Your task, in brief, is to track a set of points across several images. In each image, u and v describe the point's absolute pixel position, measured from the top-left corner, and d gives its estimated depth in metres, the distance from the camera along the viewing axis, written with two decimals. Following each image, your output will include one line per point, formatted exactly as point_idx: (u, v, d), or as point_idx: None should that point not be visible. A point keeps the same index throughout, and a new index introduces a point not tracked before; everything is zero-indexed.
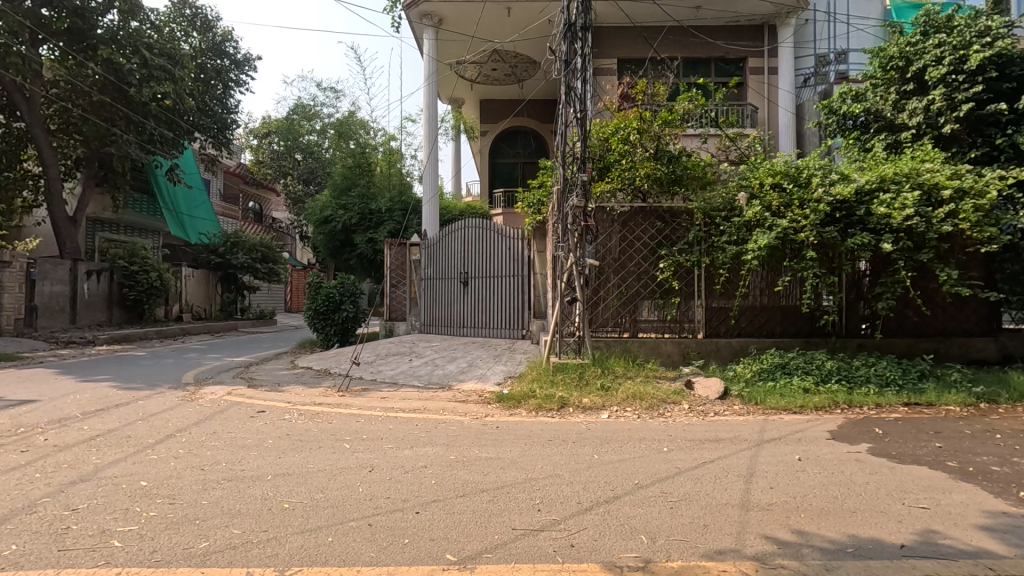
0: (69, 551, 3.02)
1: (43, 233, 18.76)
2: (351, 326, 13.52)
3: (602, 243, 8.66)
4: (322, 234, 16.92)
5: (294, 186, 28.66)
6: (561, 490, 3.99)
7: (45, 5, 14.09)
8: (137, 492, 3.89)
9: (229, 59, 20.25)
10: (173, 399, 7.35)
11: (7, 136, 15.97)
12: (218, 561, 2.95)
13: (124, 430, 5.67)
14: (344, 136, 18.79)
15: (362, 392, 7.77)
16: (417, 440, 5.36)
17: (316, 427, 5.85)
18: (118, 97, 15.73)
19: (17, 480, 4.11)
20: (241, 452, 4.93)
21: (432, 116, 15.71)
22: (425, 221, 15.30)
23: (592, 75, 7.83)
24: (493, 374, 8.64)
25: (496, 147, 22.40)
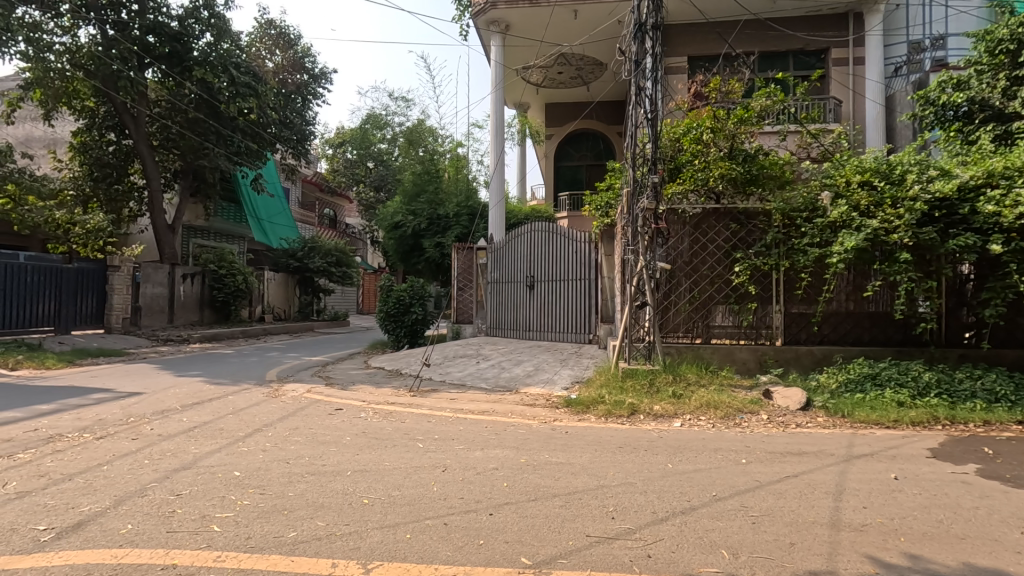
0: (175, 533, 3.28)
1: (146, 240, 20.53)
2: (420, 327, 13.90)
3: (672, 246, 8.42)
4: (393, 240, 17.48)
5: (366, 193, 29.91)
6: (635, 498, 3.90)
7: (150, 33, 15.41)
8: (231, 482, 4.17)
9: (307, 74, 21.30)
10: (258, 395, 7.83)
11: (117, 152, 17.68)
12: (306, 551, 3.11)
13: (217, 422, 6.10)
14: (414, 144, 19.40)
15: (431, 393, 7.94)
16: (487, 442, 5.43)
17: (390, 426, 6.05)
18: (209, 113, 17.02)
19: (129, 466, 4.50)
20: (322, 448, 5.18)
21: (498, 122, 15.92)
22: (491, 225, 15.52)
23: (662, 74, 7.63)
24: (560, 379, 8.60)
25: (561, 149, 22.39)
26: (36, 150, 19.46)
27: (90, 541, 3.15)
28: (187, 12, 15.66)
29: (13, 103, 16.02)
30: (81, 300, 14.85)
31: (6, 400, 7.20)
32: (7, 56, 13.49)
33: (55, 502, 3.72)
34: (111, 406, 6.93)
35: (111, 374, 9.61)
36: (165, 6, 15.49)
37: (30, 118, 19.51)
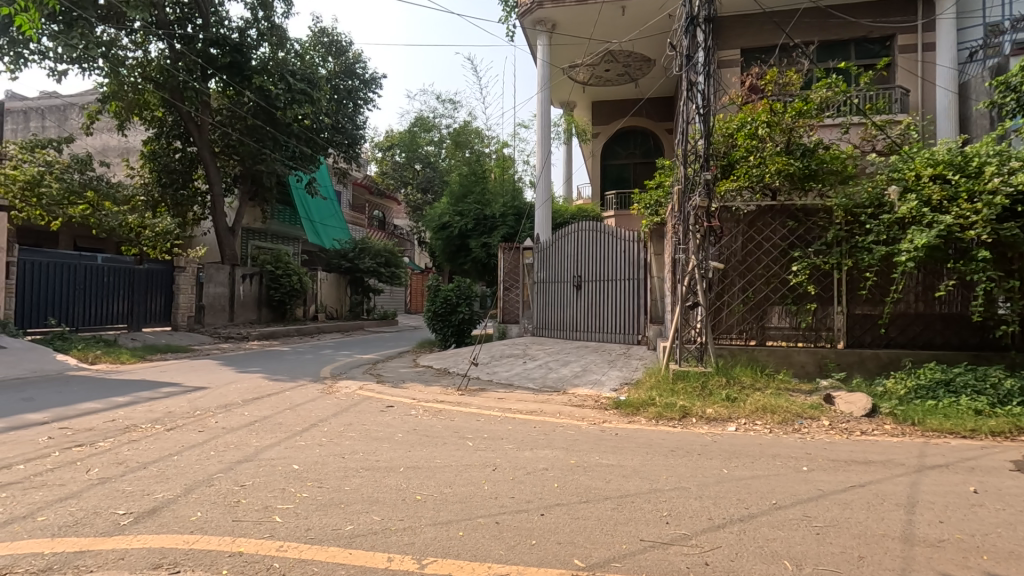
0: (241, 522, 3.43)
1: (209, 242, 21.60)
2: (466, 327, 14.04)
3: (725, 245, 8.17)
4: (440, 240, 17.69)
5: (413, 195, 30.49)
6: (689, 503, 3.81)
7: (213, 45, 16.19)
8: (291, 475, 4.33)
9: (358, 79, 21.87)
10: (314, 391, 8.10)
11: (183, 159, 18.71)
12: (362, 544, 3.18)
13: (276, 417, 6.35)
14: (461, 146, 19.63)
15: (480, 392, 8.01)
16: (536, 442, 5.42)
17: (440, 424, 6.14)
18: (266, 120, 17.74)
19: (197, 456, 4.75)
20: (375, 444, 5.30)
21: (545, 121, 15.89)
22: (538, 225, 15.52)
23: (715, 68, 7.43)
24: (608, 380, 8.49)
25: (608, 148, 22.16)
26: (111, 159, 20.86)
27: (163, 526, 3.33)
28: (247, 24, 16.41)
29: (92, 115, 17.25)
30: (151, 299, 15.75)
31: (87, 392, 7.73)
32: (90, 71, 14.55)
33: (132, 488, 3.96)
34: (179, 399, 7.32)
35: (178, 369, 10.16)
36: (226, 19, 16.29)
37: (107, 129, 20.94)
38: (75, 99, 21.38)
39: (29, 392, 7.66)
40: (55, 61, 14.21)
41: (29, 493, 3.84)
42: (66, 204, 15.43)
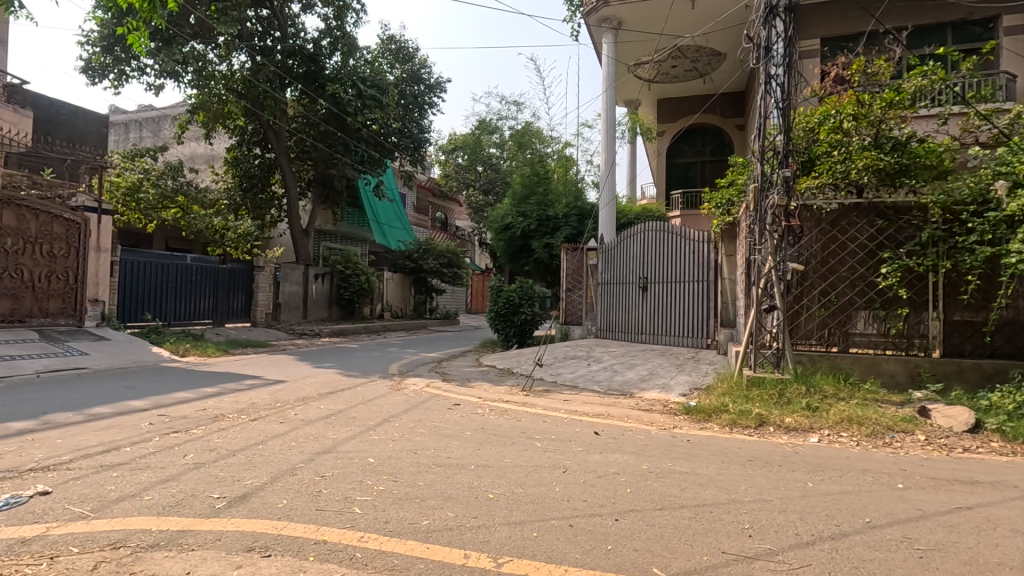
0: (323, 511, 3.57)
1: (285, 243, 22.82)
2: (529, 328, 14.04)
3: (804, 246, 7.73)
4: (502, 241, 17.76)
5: (475, 197, 30.95)
6: (773, 517, 3.62)
7: (290, 56, 17.09)
8: (367, 468, 4.47)
9: (424, 84, 22.41)
10: (383, 387, 8.35)
11: (262, 165, 19.76)
12: (439, 539, 3.23)
13: (350, 411, 6.60)
14: (523, 146, 19.36)
15: (545, 393, 8.00)
16: (606, 446, 5.33)
17: (507, 424, 6.17)
18: (338, 126, 18.50)
19: (280, 446, 5.00)
20: (445, 441, 5.38)
21: (609, 121, 15.68)
22: (601, 226, 15.34)
23: (796, 59, 7.05)
24: (677, 385, 8.24)
25: (674, 146, 21.67)
26: (199, 166, 22.44)
27: (253, 511, 3.52)
28: (321, 34, 17.20)
29: (183, 125, 18.56)
30: (233, 296, 16.80)
31: (180, 382, 8.32)
32: (181, 83, 15.71)
33: (224, 474, 4.22)
34: (261, 391, 7.74)
35: (258, 363, 10.76)
36: (302, 31, 17.16)
37: (195, 138, 22.56)
38: (168, 110, 23.17)
39: (131, 380, 8.35)
40: (153, 75, 15.47)
41: (136, 474, 4.16)
42: (161, 208, 16.81)
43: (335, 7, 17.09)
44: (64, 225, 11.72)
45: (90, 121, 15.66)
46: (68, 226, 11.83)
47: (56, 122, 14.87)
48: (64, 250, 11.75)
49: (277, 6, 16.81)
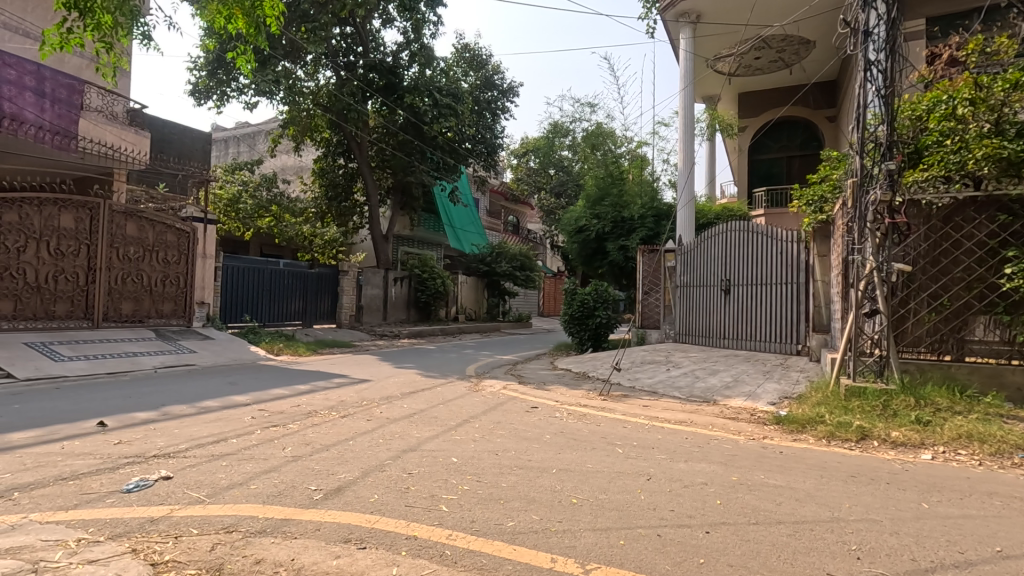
0: (412, 507, 3.68)
1: (366, 248, 23.93)
2: (604, 331, 13.85)
3: (911, 245, 7.12)
4: (575, 244, 17.59)
5: (547, 200, 30.94)
6: (885, 539, 3.33)
7: (372, 70, 17.85)
8: (451, 467, 4.57)
9: (497, 90, 22.76)
10: (462, 388, 8.51)
11: (346, 174, 20.77)
12: (525, 542, 3.24)
13: (431, 411, 6.79)
14: (595, 146, 19.15)
15: (623, 398, 7.84)
16: (691, 455, 5.15)
17: (587, 428, 6.10)
18: (415, 134, 19.21)
19: (369, 443, 5.22)
20: (525, 443, 5.40)
21: (688, 118, 15.19)
22: (680, 227, 14.89)
23: (902, 42, 6.49)
24: (765, 393, 7.81)
25: (757, 142, 20.79)
26: (289, 177, 23.99)
27: (348, 504, 3.70)
28: (400, 47, 17.92)
29: (276, 139, 19.87)
30: (321, 299, 17.82)
31: (275, 379, 8.91)
32: (274, 101, 16.89)
33: (320, 467, 4.46)
34: (348, 389, 8.14)
35: (344, 363, 11.32)
36: (382, 45, 17.95)
37: (286, 151, 24.18)
38: (262, 126, 24.94)
39: (233, 377, 9.04)
40: (250, 95, 16.73)
41: (242, 464, 4.49)
42: (257, 217, 18.16)
43: (413, 21, 17.71)
44: (176, 234, 12.87)
45: (196, 139, 17.14)
46: (179, 235, 12.98)
47: (168, 141, 16.40)
48: (176, 258, 12.90)
49: (360, 23, 17.69)
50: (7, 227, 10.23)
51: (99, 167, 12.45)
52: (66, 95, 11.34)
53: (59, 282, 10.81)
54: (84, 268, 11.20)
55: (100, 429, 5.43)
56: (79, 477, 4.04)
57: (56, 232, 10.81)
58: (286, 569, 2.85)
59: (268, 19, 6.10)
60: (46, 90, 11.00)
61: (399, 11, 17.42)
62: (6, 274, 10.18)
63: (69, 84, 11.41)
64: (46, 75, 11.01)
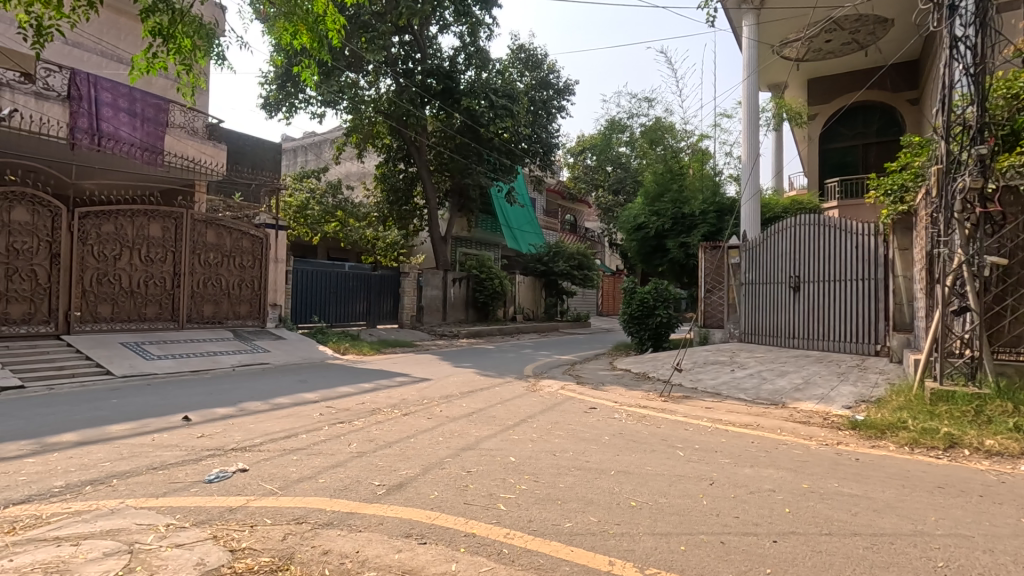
0: (471, 505, 3.74)
1: (425, 250, 24.54)
2: (664, 331, 13.54)
3: (1007, 236, 6.53)
4: (634, 242, 17.24)
5: (605, 197, 30.61)
6: (977, 557, 3.07)
7: (430, 76, 18.23)
8: (509, 466, 4.60)
9: (553, 89, 22.74)
10: (520, 388, 8.56)
11: (406, 178, 21.33)
12: (583, 543, 3.22)
13: (490, 410, 6.86)
14: (654, 142, 18.74)
15: (685, 400, 7.63)
16: (758, 460, 4.93)
17: (647, 430, 5.98)
18: (472, 138, 19.44)
19: (429, 441, 5.34)
20: (583, 444, 5.36)
21: (752, 108, 14.58)
22: (744, 222, 14.33)
23: (994, 15, 5.95)
24: (839, 396, 7.38)
25: (829, 130, 19.66)
26: (353, 183, 24.92)
27: (409, 500, 3.81)
28: (456, 52, 18.24)
29: (340, 147, 20.66)
30: (383, 300, 18.41)
31: (341, 377, 9.28)
32: (338, 111, 17.61)
33: (383, 463, 4.62)
34: (409, 388, 8.37)
35: (406, 362, 11.64)
36: (440, 51, 18.34)
37: (350, 158, 25.15)
38: (327, 135, 26.04)
39: (303, 375, 9.51)
40: (316, 105, 17.51)
41: (311, 458, 4.71)
42: (324, 223, 19.27)
43: (469, 25, 17.97)
44: (251, 240, 13.65)
45: (268, 150, 18.14)
46: (254, 241, 13.76)
47: (243, 152, 17.43)
48: (251, 262, 13.70)
49: (417, 31, 18.12)
50: (105, 237, 11.16)
51: (182, 179, 13.44)
52: (153, 114, 12.28)
53: (149, 287, 11.76)
54: (171, 273, 12.11)
55: (184, 423, 5.86)
56: (166, 467, 4.38)
57: (146, 240, 11.74)
58: (352, 561, 2.97)
59: (330, 33, 6.34)
60: (136, 109, 12.01)
61: (455, 16, 17.72)
62: (104, 280, 11.13)
63: (156, 104, 12.33)
64: (137, 96, 12.03)
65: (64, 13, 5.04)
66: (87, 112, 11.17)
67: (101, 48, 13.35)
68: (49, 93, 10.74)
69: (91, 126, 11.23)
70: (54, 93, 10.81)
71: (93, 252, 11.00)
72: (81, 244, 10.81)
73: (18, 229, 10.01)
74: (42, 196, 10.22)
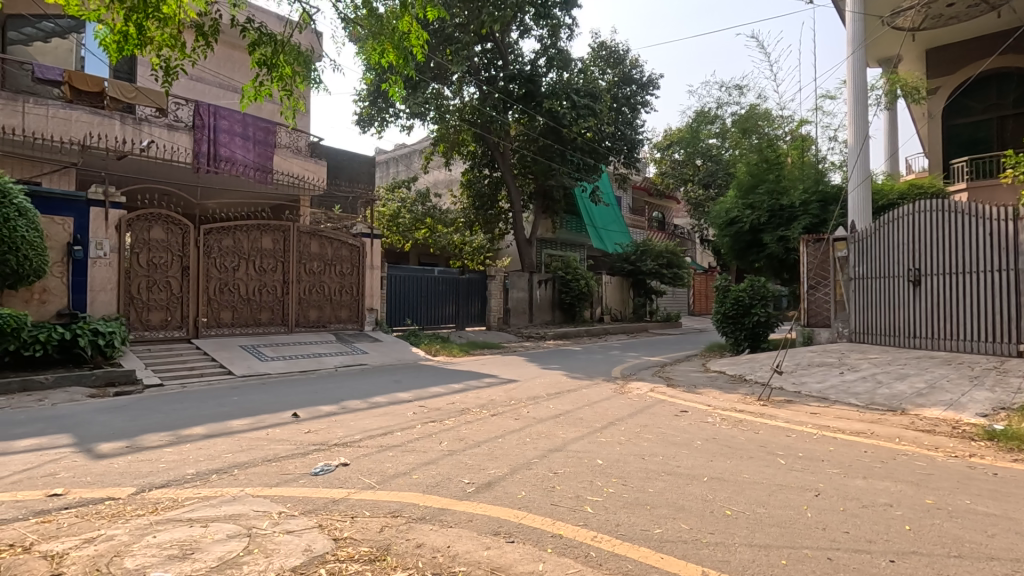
0: (558, 506, 3.74)
1: (511, 253, 24.92)
2: (762, 331, 12.77)
3: None
4: (727, 237, 16.37)
5: (695, 191, 29.52)
6: None
7: (512, 81, 18.52)
8: (596, 469, 4.56)
9: (636, 84, 22.21)
10: (608, 390, 8.45)
11: (491, 183, 21.77)
12: (674, 551, 3.12)
13: (577, 412, 6.81)
14: (747, 132, 17.60)
15: (787, 404, 7.14)
16: (873, 471, 4.51)
17: (744, 436, 5.67)
18: (555, 139, 19.48)
19: (517, 441, 5.41)
20: (674, 449, 5.18)
21: (859, 87, 13.38)
22: (852, 211, 13.17)
23: None
24: (972, 402, 6.56)
25: (954, 104, 17.62)
26: (441, 191, 25.85)
27: (498, 499, 3.88)
28: (537, 55, 18.37)
29: (428, 157, 21.47)
30: (472, 303, 18.92)
31: (432, 378, 9.63)
32: (425, 122, 18.37)
33: (472, 462, 4.74)
34: (497, 389, 8.53)
35: (494, 363, 11.86)
36: (521, 55, 18.58)
37: (438, 167, 26.10)
38: (416, 146, 27.18)
39: (398, 375, 9.99)
40: (405, 118, 18.39)
41: (406, 455, 4.95)
42: (414, 229, 20.14)
43: (549, 27, 18.06)
44: (349, 249, 14.55)
45: (363, 164, 19.27)
46: (352, 250, 14.65)
47: (341, 167, 18.65)
48: (350, 270, 14.58)
49: (499, 38, 18.48)
50: (225, 251, 12.34)
51: (290, 194, 14.60)
52: (264, 136, 13.30)
53: (263, 294, 12.91)
54: (281, 281, 13.21)
55: (294, 420, 6.37)
56: (278, 459, 4.79)
57: (260, 252, 12.88)
58: (444, 555, 3.08)
59: (415, 49, 6.57)
60: (250, 133, 13.12)
61: (536, 19, 17.86)
62: (225, 289, 12.33)
63: (266, 127, 13.34)
64: (250, 121, 13.13)
65: (187, 53, 5.65)
66: (207, 139, 12.49)
67: (220, 81, 14.92)
68: (179, 124, 12.23)
69: (211, 151, 12.54)
70: (183, 123, 12.31)
71: (216, 264, 12.20)
72: (206, 257, 12.04)
73: (156, 246, 11.38)
74: (174, 216, 11.55)
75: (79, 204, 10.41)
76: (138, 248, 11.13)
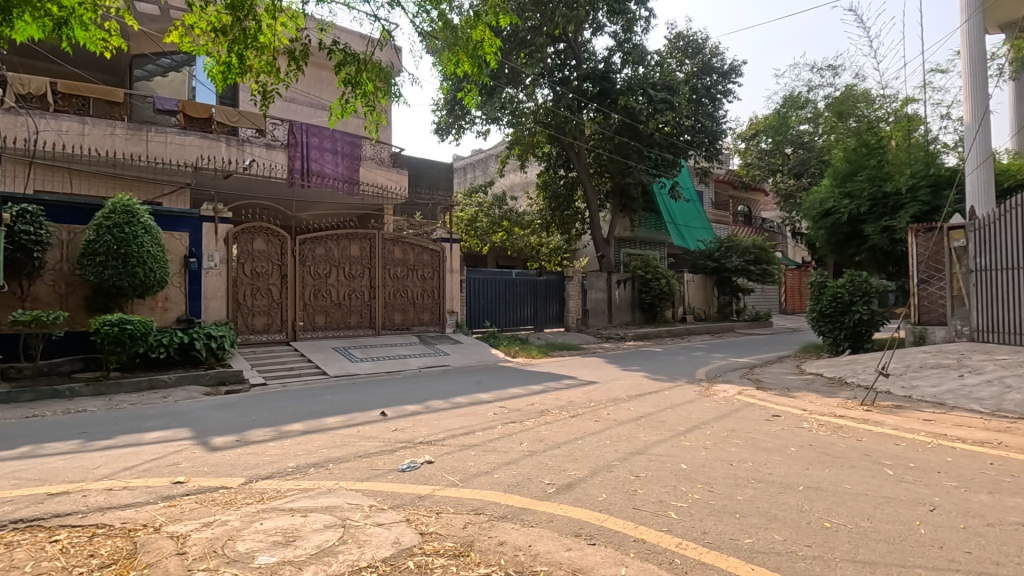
0: (640, 511, 3.67)
1: (589, 253, 24.70)
2: (865, 330, 11.78)
3: None
4: (821, 230, 15.28)
5: (785, 182, 27.81)
6: None
7: (586, 80, 18.33)
8: (681, 474, 4.41)
9: (717, 73, 21.26)
10: (693, 392, 8.14)
11: (566, 184, 21.68)
12: (767, 562, 2.96)
13: (660, 415, 6.62)
14: (842, 115, 15.79)
15: (896, 410, 6.54)
16: (1001, 486, 4.03)
17: (844, 443, 5.26)
18: (631, 135, 19.13)
19: (598, 443, 5.35)
20: (765, 455, 4.91)
21: (975, 58, 12.03)
22: (971, 196, 11.84)
23: None
24: None
25: None
26: (518, 193, 26.11)
27: (579, 500, 3.87)
28: (612, 51, 18.11)
29: (504, 161, 21.76)
30: (550, 304, 18.95)
31: (511, 379, 9.74)
32: (501, 126, 18.64)
33: (552, 463, 4.75)
34: (577, 390, 8.48)
35: (573, 365, 11.78)
36: (594, 53, 18.37)
37: (514, 170, 26.43)
38: (492, 150, 27.65)
39: (478, 377, 10.19)
40: (481, 124, 18.75)
41: (487, 454, 5.04)
42: (492, 233, 20.57)
43: (624, 21, 17.71)
44: (430, 254, 15.07)
45: (442, 171, 19.88)
46: (433, 255, 15.16)
47: (422, 175, 19.36)
48: (431, 274, 15.09)
49: (571, 38, 18.41)
50: (319, 259, 13.17)
51: (374, 204, 15.36)
52: (351, 150, 14.16)
53: (352, 299, 13.65)
54: (368, 287, 13.92)
55: (382, 418, 6.69)
56: (368, 456, 5.05)
57: (349, 259, 13.63)
58: (525, 554, 3.11)
59: (488, 57, 6.73)
60: (338, 148, 13.99)
61: (609, 16, 17.62)
62: (318, 295, 13.17)
63: (352, 141, 14.20)
64: (338, 137, 14.01)
65: (282, 77, 6.03)
66: (300, 156, 13.42)
67: (310, 100, 15.99)
68: (275, 143, 13.19)
69: (304, 167, 13.44)
70: (279, 142, 13.26)
71: (310, 271, 13.06)
72: (301, 265, 12.92)
73: (258, 256, 12.34)
74: (273, 228, 12.49)
75: (193, 220, 11.48)
76: (243, 259, 12.12)
